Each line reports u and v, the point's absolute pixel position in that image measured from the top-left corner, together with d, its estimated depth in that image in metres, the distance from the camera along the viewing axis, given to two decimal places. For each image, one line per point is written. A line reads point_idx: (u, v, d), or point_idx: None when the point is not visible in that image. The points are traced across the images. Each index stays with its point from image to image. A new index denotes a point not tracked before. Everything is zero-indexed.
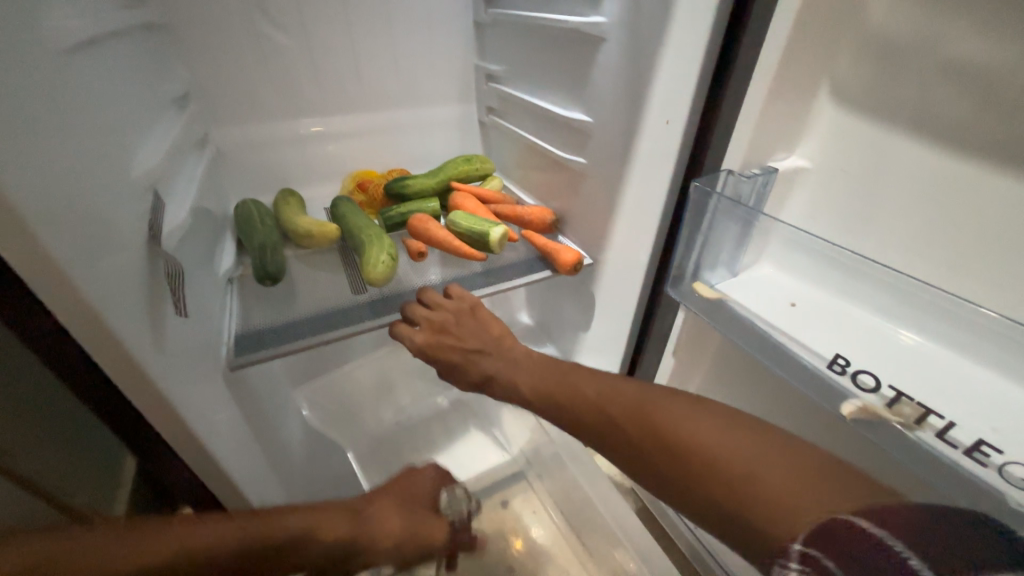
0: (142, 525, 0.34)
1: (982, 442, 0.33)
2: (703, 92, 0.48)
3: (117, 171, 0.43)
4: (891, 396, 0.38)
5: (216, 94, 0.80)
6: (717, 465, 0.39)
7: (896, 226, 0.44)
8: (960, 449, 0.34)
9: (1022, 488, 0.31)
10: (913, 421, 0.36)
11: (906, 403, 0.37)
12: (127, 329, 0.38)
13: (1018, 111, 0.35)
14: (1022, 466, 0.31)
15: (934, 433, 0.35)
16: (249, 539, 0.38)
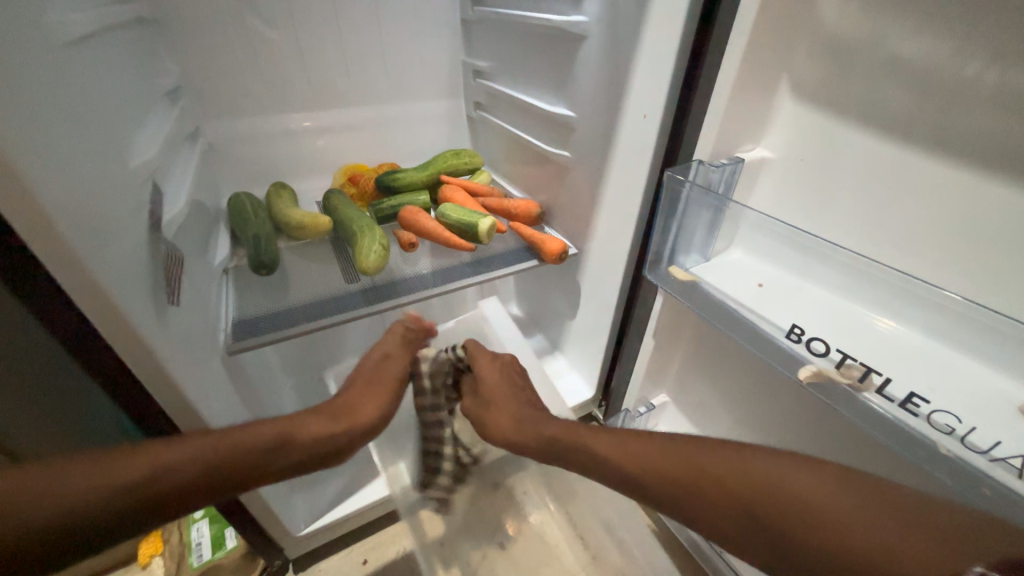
0: (116, 453, 0.38)
1: (914, 393, 0.36)
2: (675, 89, 0.52)
3: (118, 160, 0.44)
4: (838, 359, 0.41)
5: (207, 88, 0.81)
6: (754, 484, 0.34)
7: (853, 210, 0.47)
8: (896, 402, 0.38)
9: (947, 434, 0.35)
10: (858, 381, 0.39)
11: (852, 365, 0.40)
12: (133, 311, 0.41)
13: (951, 104, 0.38)
14: (946, 414, 0.35)
15: (874, 390, 0.38)
16: (208, 461, 0.40)
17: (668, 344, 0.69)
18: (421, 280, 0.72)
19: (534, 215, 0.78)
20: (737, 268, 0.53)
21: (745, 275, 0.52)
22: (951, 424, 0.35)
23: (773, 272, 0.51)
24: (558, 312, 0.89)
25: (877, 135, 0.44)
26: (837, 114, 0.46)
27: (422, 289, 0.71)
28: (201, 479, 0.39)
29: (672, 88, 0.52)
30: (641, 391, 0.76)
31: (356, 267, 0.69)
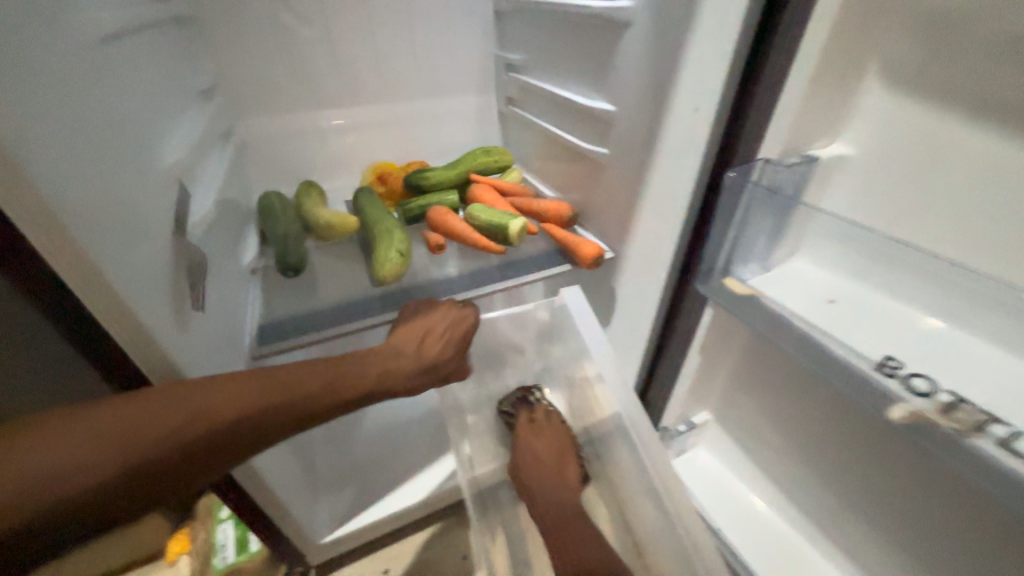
0: (135, 402, 0.36)
1: None
2: (734, 79, 0.46)
3: (143, 160, 0.43)
4: (947, 401, 0.36)
5: (239, 85, 0.81)
6: None
7: (943, 215, 0.44)
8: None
9: None
10: (971, 429, 0.34)
11: (963, 411, 0.35)
12: (153, 317, 0.39)
13: None
14: None
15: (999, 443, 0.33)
16: (223, 419, 0.38)
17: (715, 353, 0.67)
18: (448, 284, 0.69)
19: (568, 216, 0.74)
20: (804, 279, 0.51)
21: (814, 290, 0.49)
22: None
23: (847, 286, 0.48)
24: None
25: (980, 131, 0.41)
26: (935, 108, 0.43)
27: (454, 292, 0.68)
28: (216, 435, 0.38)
29: (731, 78, 0.46)
30: (682, 410, 0.75)
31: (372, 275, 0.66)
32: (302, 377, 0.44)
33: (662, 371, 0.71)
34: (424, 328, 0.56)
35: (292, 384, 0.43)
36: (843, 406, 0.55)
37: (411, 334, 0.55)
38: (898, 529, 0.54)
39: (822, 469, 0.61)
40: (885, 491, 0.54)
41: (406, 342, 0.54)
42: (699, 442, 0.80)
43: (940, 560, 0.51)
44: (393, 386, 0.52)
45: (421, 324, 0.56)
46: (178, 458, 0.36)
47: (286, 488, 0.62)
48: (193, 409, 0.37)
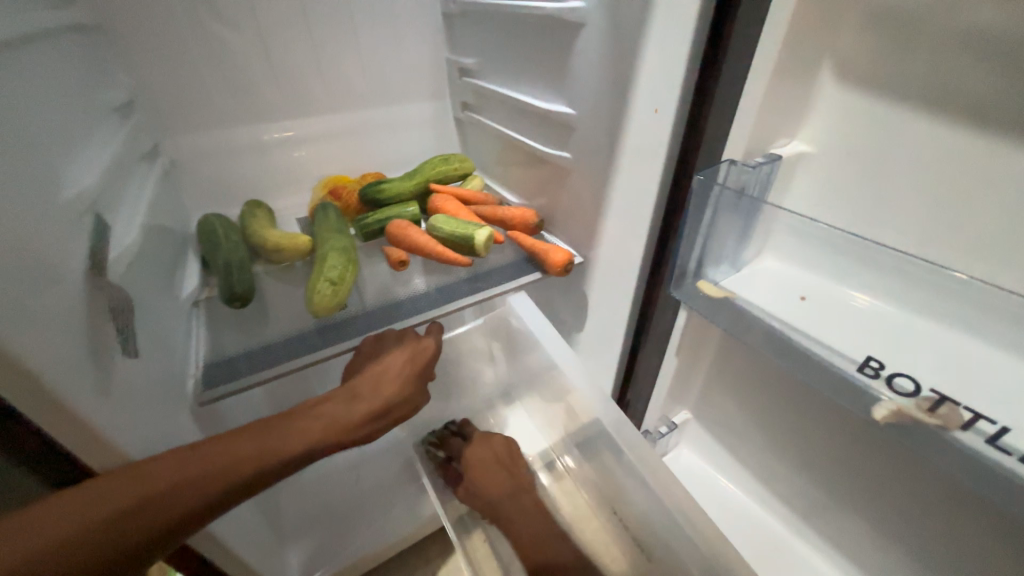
0: (62, 495, 0.34)
1: None
2: (690, 79, 0.45)
3: (43, 194, 0.37)
4: (932, 399, 0.36)
5: (164, 101, 0.74)
6: None
7: (906, 204, 0.45)
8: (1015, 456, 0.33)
9: None
10: (957, 425, 0.35)
11: (948, 407, 0.35)
12: (67, 376, 0.34)
13: None
14: None
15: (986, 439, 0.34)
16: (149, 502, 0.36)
17: (690, 353, 0.67)
18: (414, 302, 0.66)
19: (534, 223, 0.72)
20: (775, 278, 0.51)
21: (786, 289, 0.50)
22: None
23: (813, 282, 0.49)
24: None
25: (934, 121, 0.42)
26: (889, 100, 0.44)
27: (420, 312, 0.64)
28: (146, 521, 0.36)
29: (687, 79, 0.45)
30: (662, 411, 0.75)
31: (306, 306, 0.61)
32: (244, 445, 0.42)
33: (640, 373, 0.70)
34: (381, 370, 0.54)
35: (231, 456, 0.41)
36: (818, 396, 0.56)
37: (373, 379, 0.53)
38: (878, 510, 0.56)
39: (803, 458, 0.62)
40: (864, 475, 0.55)
41: (363, 384, 0.53)
42: (680, 440, 0.80)
43: (920, 535, 0.53)
44: (354, 428, 0.49)
45: (380, 366, 0.54)
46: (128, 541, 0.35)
47: (248, 540, 0.56)
48: (114, 495, 0.35)
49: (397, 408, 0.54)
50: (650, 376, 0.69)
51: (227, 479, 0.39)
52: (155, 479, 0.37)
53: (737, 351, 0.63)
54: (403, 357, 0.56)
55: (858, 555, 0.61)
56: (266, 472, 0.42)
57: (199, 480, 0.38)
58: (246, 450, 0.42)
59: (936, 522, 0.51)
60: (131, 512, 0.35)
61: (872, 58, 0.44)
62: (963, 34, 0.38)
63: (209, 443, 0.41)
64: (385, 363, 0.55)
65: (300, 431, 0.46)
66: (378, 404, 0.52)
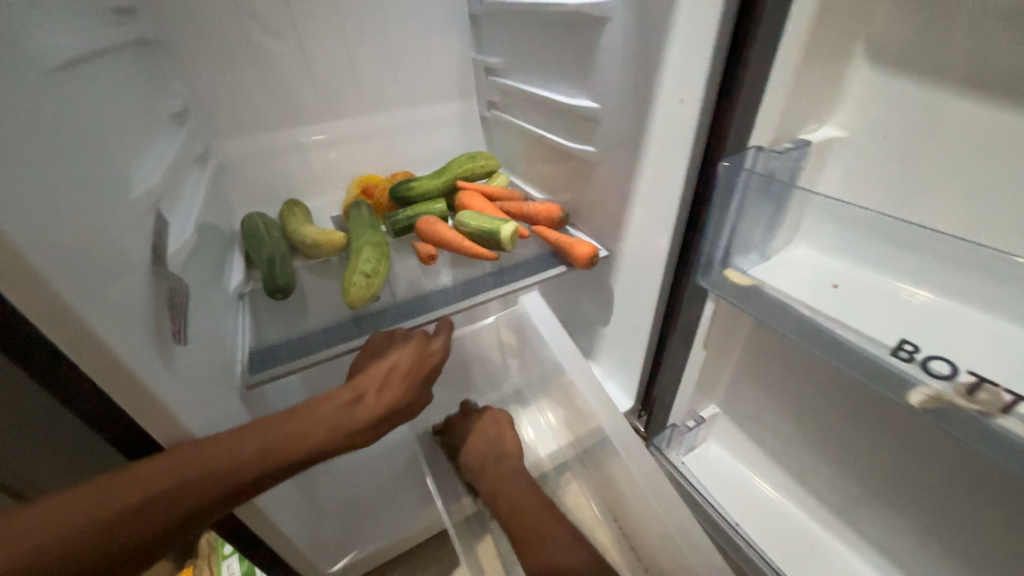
0: (87, 486, 0.36)
1: None
2: (717, 67, 0.45)
3: (115, 192, 0.41)
4: (969, 382, 0.36)
5: (213, 108, 0.79)
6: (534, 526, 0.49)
7: (946, 189, 0.43)
8: None
9: None
10: (996, 410, 0.34)
11: (986, 390, 0.34)
12: (136, 356, 0.37)
13: None
14: None
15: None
16: (168, 496, 0.37)
17: (719, 348, 0.66)
18: (442, 295, 0.68)
19: (559, 218, 0.72)
20: (805, 267, 0.51)
21: (817, 277, 0.49)
22: None
23: (846, 271, 0.48)
24: (587, 319, 0.83)
25: (981, 101, 0.39)
26: (926, 81, 0.42)
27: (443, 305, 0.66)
28: (163, 514, 0.37)
29: (715, 68, 0.45)
30: (690, 405, 0.74)
31: (343, 298, 0.64)
32: (253, 443, 0.42)
33: (667, 367, 0.70)
34: (384, 371, 0.54)
35: (238, 455, 0.41)
36: (854, 389, 0.54)
37: (376, 379, 0.53)
38: (920, 509, 0.54)
39: (839, 455, 0.60)
40: (905, 473, 0.53)
41: (365, 384, 0.52)
42: (709, 435, 0.79)
43: (967, 536, 0.50)
44: (353, 430, 0.48)
45: (383, 367, 0.54)
46: (143, 536, 0.36)
47: (289, 518, 0.60)
48: (135, 487, 0.37)
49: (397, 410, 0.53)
50: (677, 369, 0.69)
51: (228, 475, 0.40)
52: (167, 470, 0.38)
53: (767, 345, 0.62)
54: (405, 357, 0.56)
55: (899, 556, 0.58)
56: (268, 471, 0.42)
57: (205, 476, 0.39)
58: (255, 448, 0.42)
59: (984, 523, 0.48)
60: (147, 503, 0.36)
61: (907, 40, 0.42)
62: (1006, 10, 0.36)
63: (220, 440, 0.41)
64: (388, 363, 0.55)
65: (303, 430, 0.45)
66: (376, 404, 0.51)
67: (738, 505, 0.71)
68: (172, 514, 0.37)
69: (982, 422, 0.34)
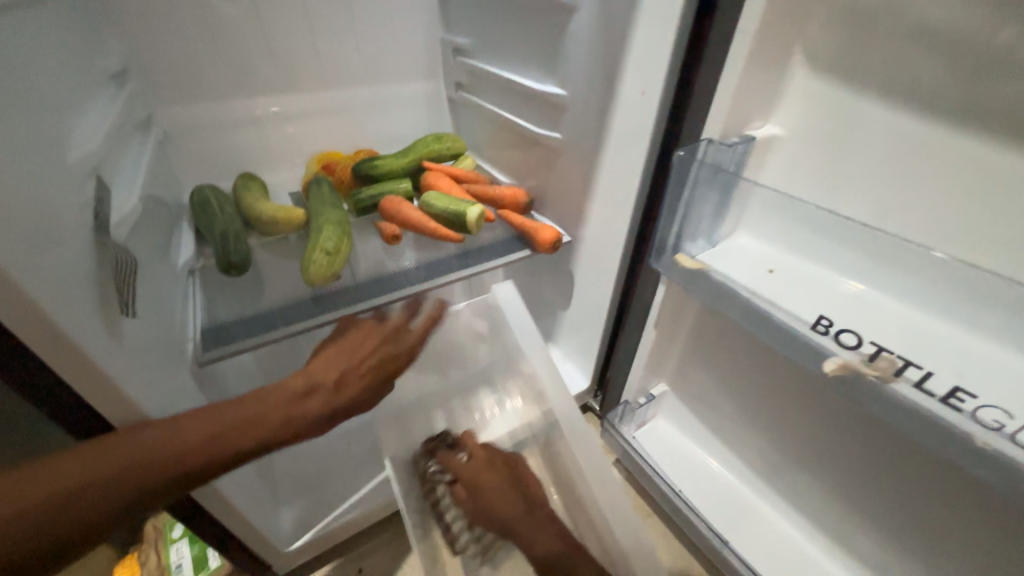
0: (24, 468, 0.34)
1: (957, 389, 0.37)
2: (675, 62, 0.48)
3: (53, 154, 0.39)
4: (871, 351, 0.41)
5: (157, 70, 0.73)
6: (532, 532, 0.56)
7: (866, 187, 0.48)
8: (938, 398, 0.38)
9: (990, 429, 0.35)
10: (890, 374, 0.40)
11: (884, 358, 0.40)
12: (79, 327, 0.36)
13: (983, 73, 0.38)
14: (990, 410, 0.36)
15: (911, 384, 0.39)
16: (112, 481, 0.36)
17: (669, 329, 0.71)
18: (406, 275, 0.68)
19: (524, 202, 0.74)
20: (747, 253, 0.55)
21: (756, 263, 0.54)
22: (997, 420, 0.35)
23: (781, 258, 0.53)
24: (548, 302, 0.86)
25: (896, 109, 0.44)
26: (853, 87, 0.47)
27: (407, 285, 0.66)
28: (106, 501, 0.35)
29: (672, 63, 0.48)
30: (641, 383, 0.79)
31: (302, 276, 0.62)
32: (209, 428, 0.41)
33: (622, 348, 0.74)
34: (344, 360, 0.54)
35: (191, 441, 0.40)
36: (783, 366, 0.61)
37: (335, 367, 0.52)
38: (831, 472, 0.61)
39: (768, 427, 0.67)
40: (821, 440, 0.60)
41: (324, 371, 0.52)
42: (658, 412, 0.85)
43: (868, 493, 0.58)
44: (306, 417, 0.47)
45: (343, 355, 0.54)
46: (82, 522, 0.35)
47: (245, 497, 0.59)
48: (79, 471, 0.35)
49: (354, 397, 0.52)
50: (631, 350, 0.73)
51: (178, 462, 0.39)
52: (104, 454, 0.37)
53: (712, 326, 0.68)
54: (365, 345, 0.56)
55: (813, 514, 0.66)
56: (220, 458, 0.41)
57: (153, 460, 0.38)
58: (209, 436, 0.41)
59: (881, 481, 0.56)
60: (90, 486, 0.35)
61: (839, 50, 0.46)
62: (920, 29, 0.41)
63: (173, 424, 0.40)
64: (348, 351, 0.55)
65: (261, 418, 0.45)
66: (333, 390, 0.50)
67: (681, 476, 0.77)
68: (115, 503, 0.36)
69: (880, 387, 0.41)
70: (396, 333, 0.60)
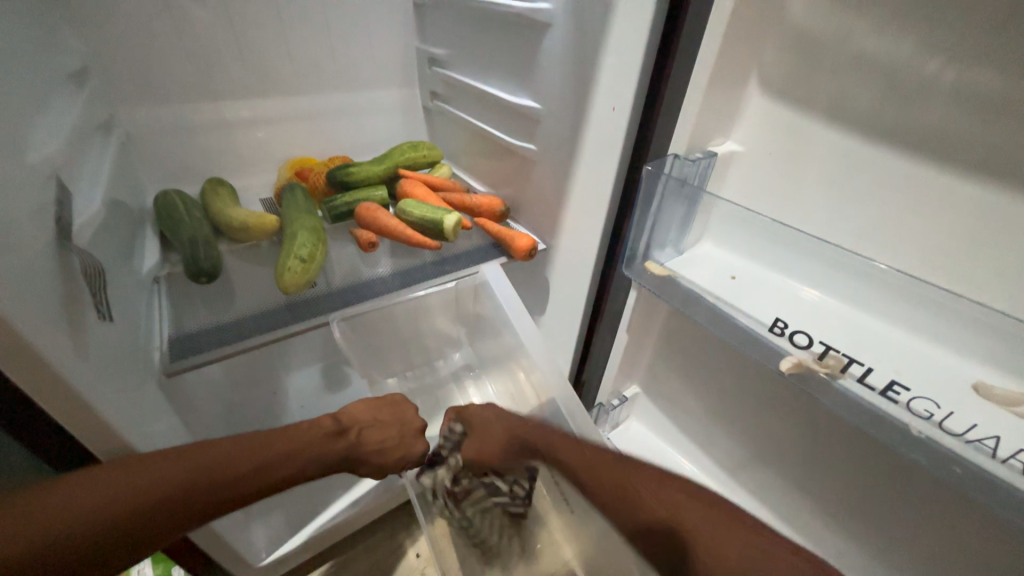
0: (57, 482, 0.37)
1: (894, 383, 0.40)
2: (644, 81, 0.51)
3: (14, 158, 0.37)
4: (821, 350, 0.45)
5: (120, 71, 0.71)
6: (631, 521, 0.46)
7: (817, 199, 0.52)
8: (877, 391, 0.42)
9: (921, 418, 0.39)
10: (837, 370, 0.44)
11: (832, 356, 0.44)
12: (44, 337, 0.34)
13: (914, 99, 0.43)
14: (921, 400, 0.39)
15: (856, 380, 0.43)
16: (113, 503, 0.38)
17: (639, 333, 0.75)
18: (382, 283, 0.68)
19: (500, 211, 0.75)
20: (711, 260, 0.59)
21: (719, 269, 0.57)
22: (928, 409, 0.39)
23: (742, 265, 0.57)
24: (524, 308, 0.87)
25: (840, 131, 0.49)
26: (803, 108, 0.51)
27: (383, 294, 0.66)
28: (97, 518, 0.37)
29: (641, 82, 0.51)
30: (615, 386, 0.82)
31: (275, 283, 0.61)
32: (195, 461, 0.43)
33: (595, 352, 0.76)
34: (366, 416, 0.58)
35: (184, 467, 0.42)
36: (745, 367, 0.64)
37: (361, 410, 0.58)
38: (790, 467, 0.65)
39: (733, 426, 0.71)
40: (780, 436, 0.65)
41: (347, 415, 0.57)
42: (631, 414, 0.88)
43: (821, 485, 0.62)
44: (336, 459, 0.52)
45: (363, 414, 0.58)
46: (76, 532, 0.36)
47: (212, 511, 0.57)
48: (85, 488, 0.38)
49: (395, 456, 0.57)
50: (604, 354, 0.76)
51: (167, 487, 0.40)
52: (146, 471, 0.40)
53: (680, 330, 0.71)
54: (384, 413, 0.59)
55: (775, 507, 0.70)
56: (200, 487, 0.42)
57: (151, 486, 0.40)
58: (195, 465, 0.43)
59: (832, 473, 0.60)
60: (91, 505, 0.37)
61: (790, 74, 0.51)
62: (860, 59, 0.45)
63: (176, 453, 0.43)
64: (369, 417, 0.58)
65: (244, 454, 0.46)
66: (362, 446, 0.55)
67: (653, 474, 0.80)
68: (108, 525, 0.37)
69: (829, 382, 0.44)
70: (402, 401, 0.62)
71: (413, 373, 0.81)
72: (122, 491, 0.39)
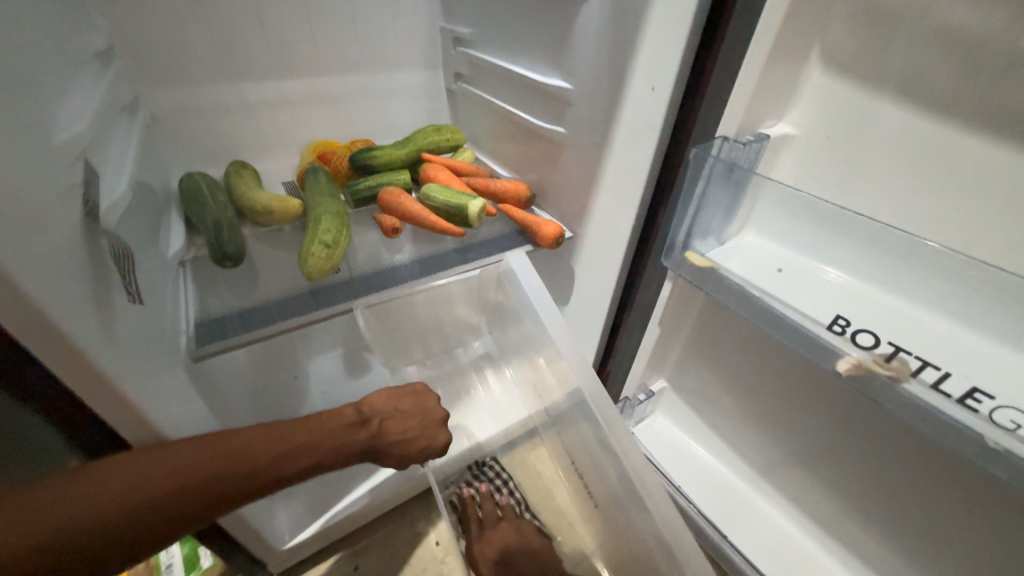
0: (84, 468, 0.37)
1: (975, 390, 0.37)
2: (688, 58, 0.47)
3: (41, 137, 0.36)
4: (888, 351, 0.42)
5: (143, 51, 0.70)
6: None
7: (880, 186, 0.48)
8: (953, 399, 0.38)
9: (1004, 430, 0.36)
10: (905, 374, 0.41)
11: (900, 358, 0.41)
12: (72, 320, 0.34)
13: (1001, 74, 0.39)
14: (1008, 411, 0.36)
15: (928, 385, 0.39)
16: (138, 491, 0.38)
17: (670, 326, 0.72)
18: (406, 271, 0.66)
19: (526, 197, 0.73)
20: (756, 251, 0.55)
21: (765, 261, 0.54)
22: (1015, 421, 0.35)
23: (791, 257, 0.53)
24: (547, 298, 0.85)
25: (912, 111, 0.45)
26: (868, 86, 0.47)
27: (407, 281, 0.65)
28: (121, 505, 0.37)
29: (685, 59, 0.47)
30: (640, 380, 0.80)
31: (299, 268, 0.60)
32: (217, 452, 0.42)
33: (621, 345, 0.74)
34: (387, 406, 0.57)
35: (207, 457, 0.42)
36: (784, 364, 0.61)
37: (383, 400, 0.57)
38: (827, 468, 0.62)
39: (767, 425, 0.68)
40: (817, 437, 0.62)
41: (369, 405, 0.56)
42: (657, 409, 0.86)
43: (861, 489, 0.59)
44: (357, 450, 0.52)
45: (384, 404, 0.57)
46: (103, 520, 0.36)
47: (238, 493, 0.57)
48: (110, 474, 0.37)
49: (416, 447, 0.56)
50: (631, 347, 0.73)
51: (189, 477, 0.40)
52: (169, 458, 0.40)
53: (713, 324, 0.68)
54: (405, 404, 0.58)
55: (808, 509, 0.67)
56: (222, 477, 0.42)
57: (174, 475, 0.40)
58: (217, 455, 0.42)
59: (874, 477, 0.57)
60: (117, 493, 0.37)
61: (855, 48, 0.46)
62: (938, 30, 0.41)
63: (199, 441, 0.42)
64: (390, 407, 0.57)
65: (265, 445, 0.45)
66: (384, 437, 0.54)
67: (679, 470, 0.78)
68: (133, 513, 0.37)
69: (893, 386, 0.41)
70: (423, 391, 0.61)
71: (435, 362, 0.80)
72: (146, 480, 0.38)
